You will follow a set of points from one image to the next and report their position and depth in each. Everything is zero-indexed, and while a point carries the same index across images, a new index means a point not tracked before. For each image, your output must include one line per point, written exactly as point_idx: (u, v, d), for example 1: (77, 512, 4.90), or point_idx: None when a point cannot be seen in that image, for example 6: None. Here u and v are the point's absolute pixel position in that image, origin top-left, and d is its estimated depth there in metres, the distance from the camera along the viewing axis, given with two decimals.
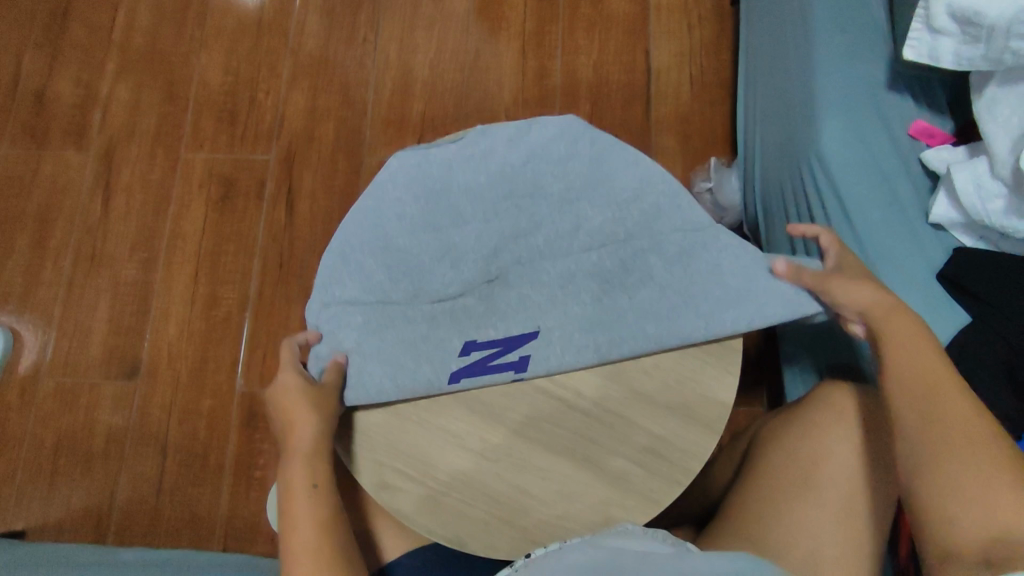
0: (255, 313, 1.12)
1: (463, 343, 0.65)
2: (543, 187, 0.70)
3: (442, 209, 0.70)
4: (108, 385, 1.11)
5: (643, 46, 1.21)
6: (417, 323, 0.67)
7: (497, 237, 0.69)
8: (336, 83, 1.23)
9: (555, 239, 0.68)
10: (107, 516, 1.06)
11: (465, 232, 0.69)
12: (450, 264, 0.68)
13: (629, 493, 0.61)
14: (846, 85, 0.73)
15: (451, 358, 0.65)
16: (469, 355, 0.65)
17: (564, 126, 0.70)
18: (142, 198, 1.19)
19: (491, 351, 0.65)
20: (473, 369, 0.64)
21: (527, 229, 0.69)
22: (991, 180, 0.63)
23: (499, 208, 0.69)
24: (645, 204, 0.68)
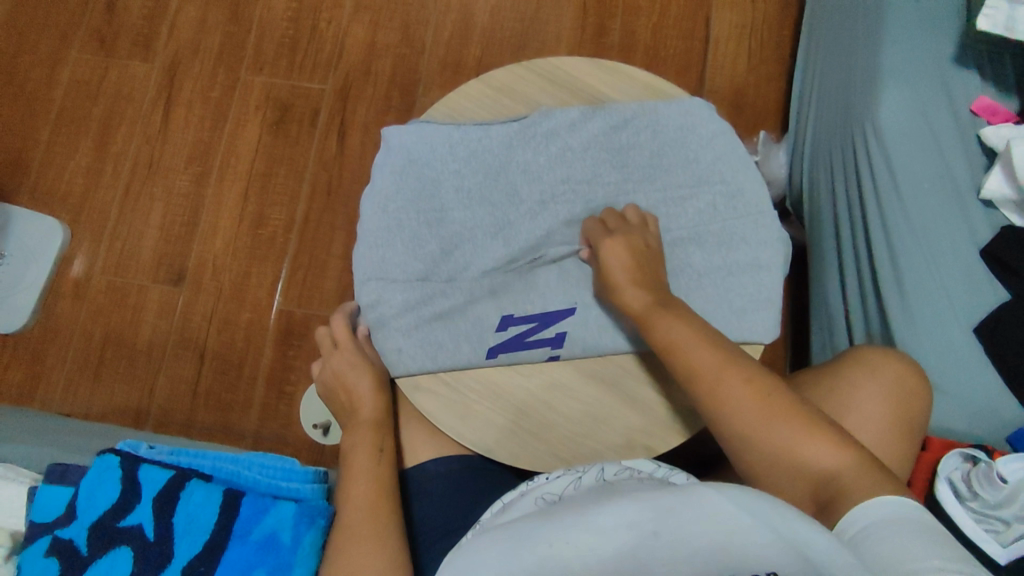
0: (299, 235, 1.16)
1: (500, 318, 0.66)
2: (601, 176, 0.68)
3: (495, 184, 0.69)
4: (155, 289, 1.16)
5: (705, 13, 1.20)
6: (455, 305, 0.67)
7: (551, 221, 0.68)
8: (397, 21, 1.24)
9: (602, 217, 0.67)
10: (144, 411, 1.12)
11: (513, 202, 0.69)
12: (492, 236, 0.68)
13: (653, 422, 0.63)
14: (912, 53, 0.73)
15: (489, 334, 0.66)
16: (506, 331, 0.65)
17: (629, 113, 0.69)
18: (201, 114, 1.23)
19: (527, 327, 0.65)
20: (511, 342, 0.65)
21: (574, 204, 0.68)
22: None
23: (549, 184, 0.69)
24: (698, 192, 0.67)
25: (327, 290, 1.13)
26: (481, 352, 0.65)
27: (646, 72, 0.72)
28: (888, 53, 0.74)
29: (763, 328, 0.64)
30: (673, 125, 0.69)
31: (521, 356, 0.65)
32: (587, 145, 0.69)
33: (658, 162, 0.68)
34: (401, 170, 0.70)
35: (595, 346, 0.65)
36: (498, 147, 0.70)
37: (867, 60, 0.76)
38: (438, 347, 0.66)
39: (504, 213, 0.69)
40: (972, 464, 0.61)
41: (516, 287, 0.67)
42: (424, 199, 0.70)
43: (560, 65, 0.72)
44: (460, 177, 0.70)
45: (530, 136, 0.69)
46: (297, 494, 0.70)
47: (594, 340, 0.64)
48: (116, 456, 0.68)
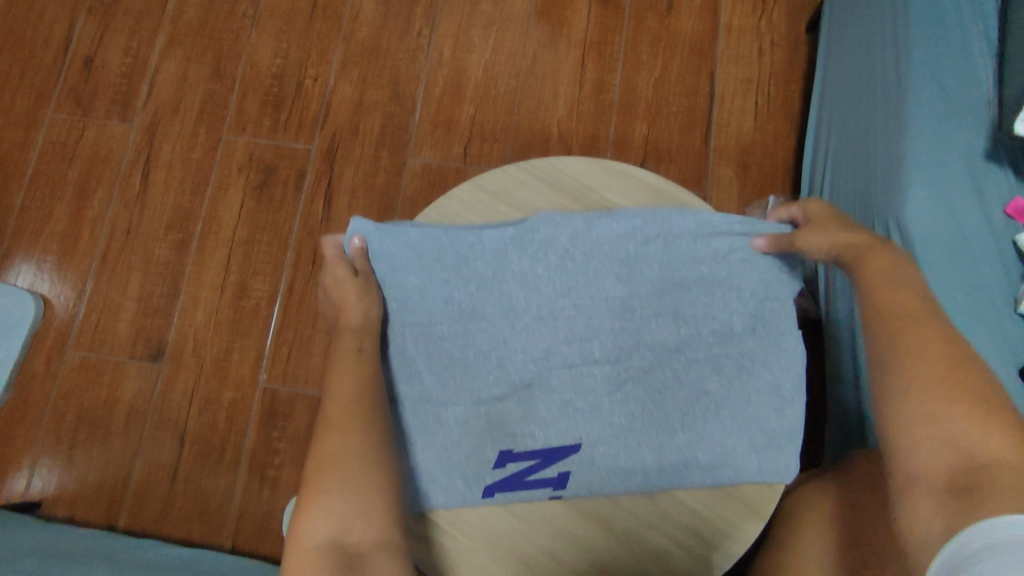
0: (284, 307, 1.10)
1: (497, 453, 0.60)
2: (605, 288, 0.62)
3: (490, 300, 0.63)
4: (132, 365, 1.10)
5: (709, 68, 1.15)
6: (446, 434, 0.61)
7: (549, 339, 0.62)
8: (386, 77, 1.19)
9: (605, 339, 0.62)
10: (120, 497, 1.05)
11: (510, 320, 0.63)
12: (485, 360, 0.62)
13: (665, 573, 0.57)
14: (938, 149, 0.68)
15: (485, 471, 0.59)
16: (504, 468, 0.59)
17: (637, 219, 0.62)
18: (181, 177, 1.17)
19: (528, 465, 0.59)
20: (508, 484, 0.59)
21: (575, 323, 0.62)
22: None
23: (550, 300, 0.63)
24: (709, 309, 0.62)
25: (313, 367, 1.07)
26: (477, 490, 0.59)
27: (652, 173, 0.66)
28: (915, 147, 0.68)
29: (783, 466, 0.58)
30: (688, 232, 0.61)
31: (520, 498, 0.59)
32: (589, 254, 0.62)
33: (669, 274, 0.62)
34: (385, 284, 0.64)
35: (599, 486, 0.58)
36: (491, 257, 0.63)
37: (888, 151, 0.71)
38: (429, 485, 0.59)
39: (500, 332, 0.63)
40: None
41: (513, 416, 0.61)
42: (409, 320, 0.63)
43: (561, 168, 0.66)
44: (450, 289, 0.63)
45: (528, 244, 0.63)
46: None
47: (599, 478, 0.58)
48: None
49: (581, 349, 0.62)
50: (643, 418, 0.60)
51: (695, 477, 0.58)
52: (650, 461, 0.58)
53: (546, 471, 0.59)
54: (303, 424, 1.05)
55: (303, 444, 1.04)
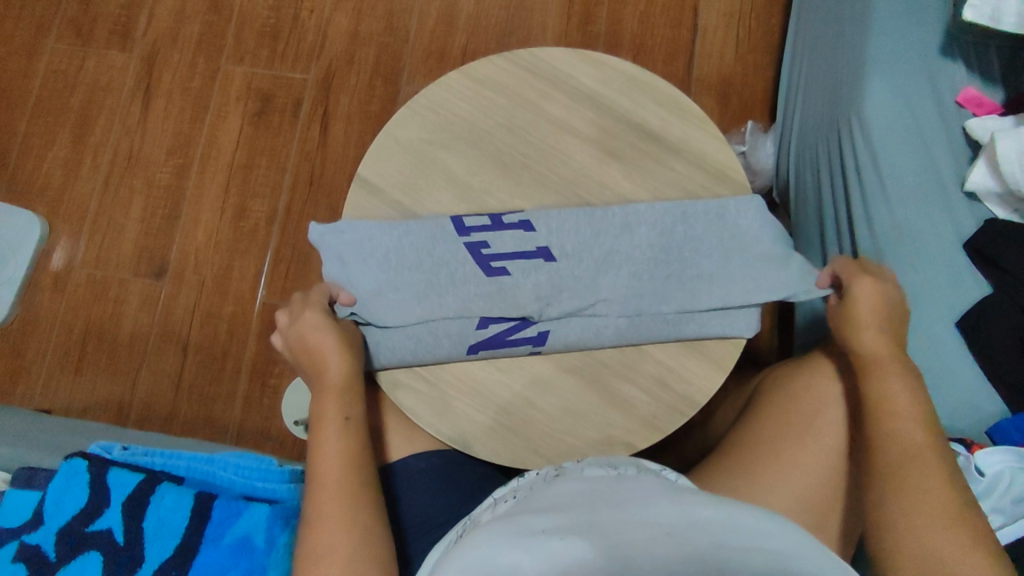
0: (282, 229, 1.14)
1: (480, 316, 0.64)
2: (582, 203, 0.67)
3: (479, 183, 0.68)
4: (136, 282, 1.14)
5: (693, 2, 1.18)
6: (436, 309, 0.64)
7: (530, 215, 0.66)
8: (381, 9, 1.22)
9: (592, 266, 0.65)
10: (126, 406, 1.11)
11: (494, 197, 0.67)
12: (478, 291, 0.64)
13: (631, 418, 0.63)
14: (898, 44, 0.72)
15: (468, 331, 0.64)
16: (486, 328, 0.64)
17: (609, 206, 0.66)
18: (181, 105, 1.21)
19: (510, 325, 0.64)
20: (491, 342, 0.64)
21: (562, 235, 0.65)
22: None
23: (531, 178, 0.68)
24: (690, 227, 0.65)
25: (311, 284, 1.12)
26: (462, 347, 0.64)
27: (626, 63, 0.70)
28: (875, 47, 0.72)
29: (742, 323, 0.64)
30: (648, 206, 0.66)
31: (502, 353, 0.64)
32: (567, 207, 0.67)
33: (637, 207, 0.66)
34: (378, 163, 0.68)
35: (576, 342, 0.64)
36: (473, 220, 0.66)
37: (853, 52, 0.75)
38: (419, 343, 0.64)
39: (489, 246, 0.66)
40: (951, 458, 0.61)
41: (500, 287, 0.64)
42: (400, 219, 0.66)
43: (543, 57, 0.70)
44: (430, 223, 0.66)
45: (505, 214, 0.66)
46: (274, 495, 0.67)
47: (576, 336, 0.64)
48: (84, 460, 0.65)
49: (564, 227, 0.65)
50: (619, 305, 0.64)
51: (663, 334, 0.64)
52: (622, 321, 0.64)
53: (527, 331, 0.64)
54: None
55: None
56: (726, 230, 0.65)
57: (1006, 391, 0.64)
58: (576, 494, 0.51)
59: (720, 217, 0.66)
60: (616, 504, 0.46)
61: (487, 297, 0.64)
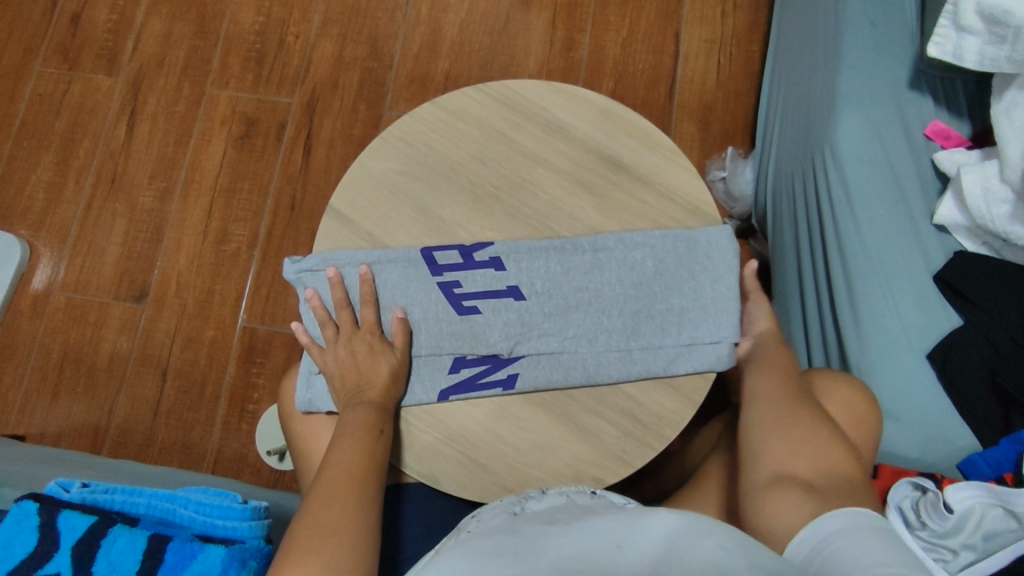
0: (263, 253, 1.14)
1: (452, 360, 0.64)
2: (551, 236, 0.67)
3: (452, 215, 0.68)
4: (116, 306, 1.14)
5: (674, 29, 1.20)
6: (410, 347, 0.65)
7: (500, 248, 0.66)
8: (365, 35, 1.23)
9: (563, 305, 0.65)
10: (104, 431, 1.09)
11: (466, 229, 0.67)
12: (449, 328, 0.65)
13: (600, 452, 0.62)
14: (868, 77, 0.73)
15: (441, 375, 0.64)
16: (458, 372, 0.64)
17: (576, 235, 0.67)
18: (165, 128, 1.21)
19: (482, 368, 0.64)
20: (462, 387, 0.64)
21: (532, 271, 0.66)
22: (998, 185, 0.63)
23: (502, 209, 0.68)
24: (660, 262, 0.66)
25: (291, 307, 1.11)
26: (435, 393, 0.64)
27: (598, 95, 0.71)
28: (845, 81, 0.73)
29: (714, 357, 0.64)
30: (615, 237, 0.66)
31: (472, 397, 0.63)
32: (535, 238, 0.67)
33: (607, 240, 0.66)
34: (350, 195, 0.69)
35: (545, 379, 0.63)
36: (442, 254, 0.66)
37: (824, 85, 0.76)
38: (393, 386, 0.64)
39: (461, 285, 0.66)
40: (922, 493, 0.60)
41: (471, 326, 0.65)
42: (377, 252, 0.67)
43: (514, 89, 0.71)
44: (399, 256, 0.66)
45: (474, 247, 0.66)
46: (234, 534, 0.57)
47: (545, 374, 0.64)
48: (37, 502, 0.54)
49: (533, 262, 0.66)
50: (588, 342, 0.64)
51: (633, 371, 0.63)
52: (592, 359, 0.64)
53: (497, 374, 0.64)
54: (281, 359, 1.10)
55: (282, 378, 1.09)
56: (696, 265, 0.66)
57: (975, 423, 0.63)
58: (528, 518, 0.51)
59: (690, 250, 0.66)
60: (568, 526, 0.46)
61: (459, 336, 0.65)
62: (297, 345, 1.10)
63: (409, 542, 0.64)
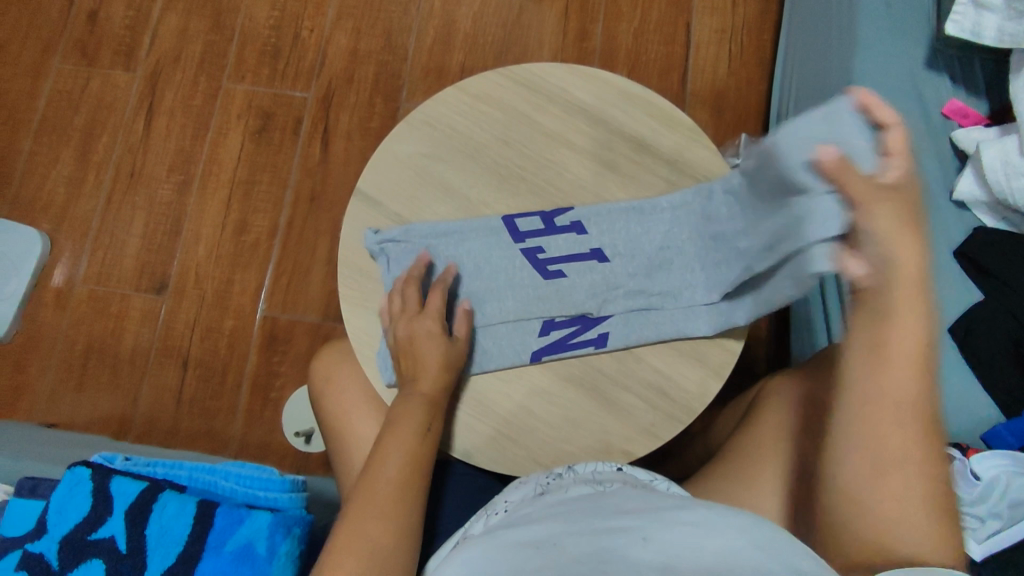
0: (283, 244, 1.15)
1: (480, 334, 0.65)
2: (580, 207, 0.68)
3: (479, 195, 0.69)
4: (137, 298, 1.15)
5: (685, 19, 1.21)
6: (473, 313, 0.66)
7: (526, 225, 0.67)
8: (379, 28, 1.24)
9: (659, 266, 0.66)
10: (127, 421, 1.11)
11: (491, 209, 0.69)
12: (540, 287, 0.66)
13: (630, 425, 0.64)
14: (884, 57, 0.74)
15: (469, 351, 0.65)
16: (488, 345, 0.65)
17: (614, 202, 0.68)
18: (183, 122, 1.23)
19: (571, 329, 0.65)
20: (554, 349, 0.65)
21: (616, 234, 0.67)
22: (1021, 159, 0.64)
23: (527, 189, 0.69)
24: (693, 231, 0.67)
25: (311, 297, 1.13)
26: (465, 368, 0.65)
27: (619, 77, 0.72)
28: (862, 61, 0.74)
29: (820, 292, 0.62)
30: (651, 205, 0.68)
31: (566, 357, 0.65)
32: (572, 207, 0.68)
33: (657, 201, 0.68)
34: (378, 177, 0.70)
35: (637, 334, 0.65)
36: (475, 228, 0.67)
37: (840, 66, 0.77)
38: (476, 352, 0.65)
39: (492, 261, 0.67)
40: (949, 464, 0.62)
41: (500, 303, 0.66)
42: (470, 224, 0.68)
43: (536, 72, 0.72)
44: (431, 232, 0.68)
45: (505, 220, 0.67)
46: (274, 505, 0.64)
47: (639, 329, 0.65)
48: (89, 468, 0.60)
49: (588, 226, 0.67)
50: (671, 297, 0.65)
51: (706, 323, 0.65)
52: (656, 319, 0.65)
53: (588, 333, 0.65)
54: (302, 348, 1.11)
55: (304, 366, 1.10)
56: None
57: (997, 393, 0.64)
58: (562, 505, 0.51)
59: None
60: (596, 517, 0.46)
61: (551, 296, 0.65)
62: (318, 334, 1.11)
63: (441, 519, 0.65)
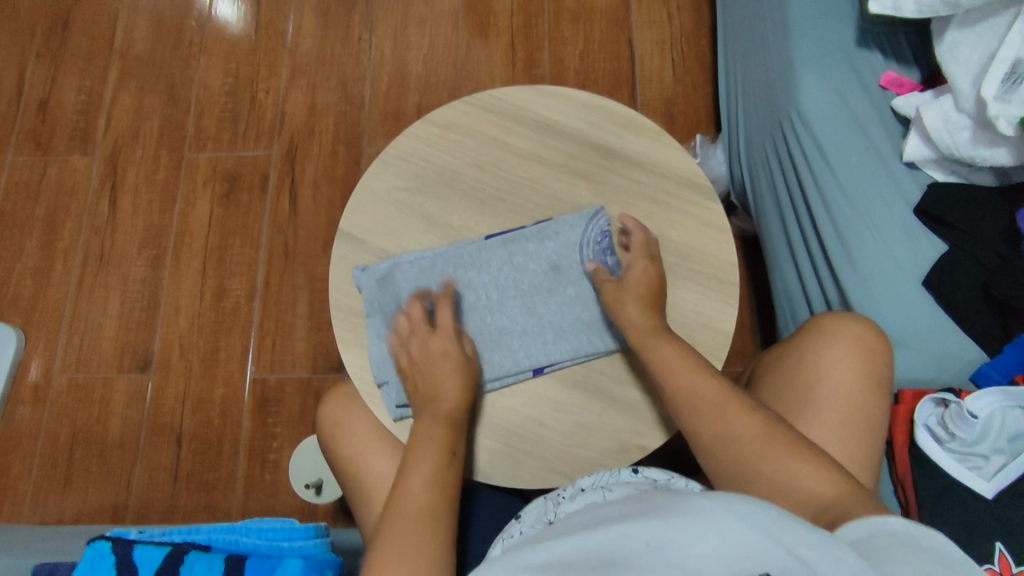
0: (262, 303, 1.14)
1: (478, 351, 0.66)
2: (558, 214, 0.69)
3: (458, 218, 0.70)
4: (121, 380, 1.13)
5: (626, 35, 1.26)
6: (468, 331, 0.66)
7: (508, 239, 0.68)
8: (334, 81, 1.27)
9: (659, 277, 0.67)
10: (123, 507, 1.07)
11: (473, 232, 0.70)
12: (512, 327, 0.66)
13: (641, 421, 0.64)
14: (819, 41, 0.79)
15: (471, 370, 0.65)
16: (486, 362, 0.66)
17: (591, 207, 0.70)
18: (148, 198, 1.22)
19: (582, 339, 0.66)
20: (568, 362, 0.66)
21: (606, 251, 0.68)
22: (957, 115, 0.67)
23: (505, 208, 0.70)
24: (670, 227, 0.69)
25: (298, 352, 1.11)
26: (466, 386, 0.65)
27: (580, 91, 0.74)
28: (800, 49, 0.79)
29: None
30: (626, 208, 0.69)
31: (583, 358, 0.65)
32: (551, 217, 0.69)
33: (632, 202, 0.70)
34: (358, 216, 0.71)
35: None
36: (457, 249, 0.68)
37: (781, 55, 0.82)
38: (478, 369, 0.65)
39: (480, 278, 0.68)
40: (944, 407, 0.63)
41: (496, 319, 0.67)
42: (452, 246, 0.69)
43: (499, 96, 0.74)
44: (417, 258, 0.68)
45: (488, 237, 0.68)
46: (302, 552, 0.65)
47: None
48: (109, 541, 0.62)
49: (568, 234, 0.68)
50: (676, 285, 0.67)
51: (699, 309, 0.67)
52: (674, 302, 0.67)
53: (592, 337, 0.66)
54: (295, 405, 1.09)
55: (299, 423, 1.08)
56: None
57: (976, 336, 0.67)
58: (557, 522, 0.49)
59: None
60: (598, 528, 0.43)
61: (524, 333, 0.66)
62: (309, 388, 1.10)
63: (465, 546, 0.64)
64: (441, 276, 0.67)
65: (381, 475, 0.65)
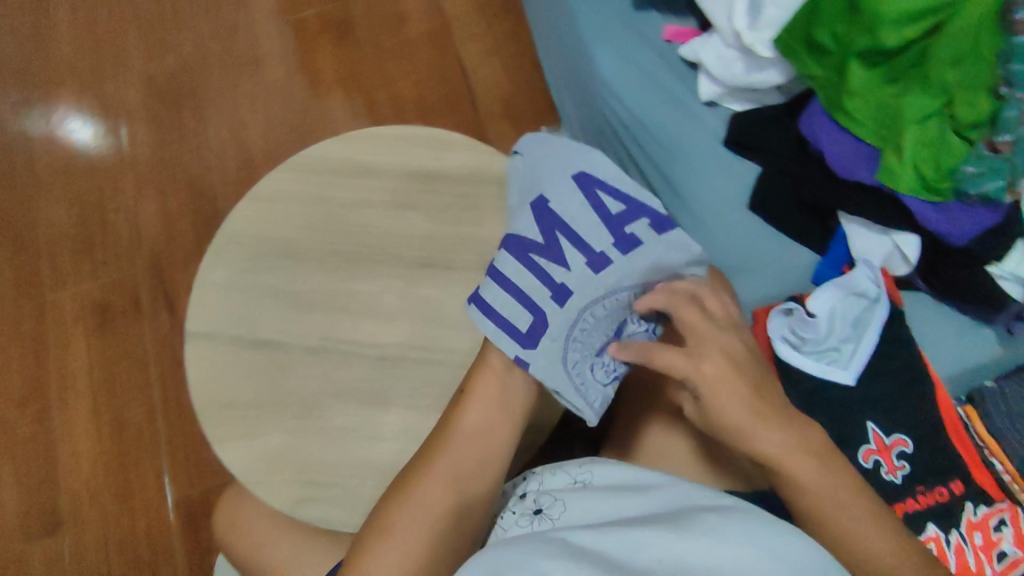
0: (167, 422, 1.10)
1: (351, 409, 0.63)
2: (394, 246, 0.68)
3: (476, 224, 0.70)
4: (35, 546, 1.06)
5: (452, 57, 1.29)
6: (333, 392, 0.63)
7: (349, 285, 0.67)
8: (183, 180, 1.24)
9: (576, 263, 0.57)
10: None
11: (312, 294, 0.67)
12: (497, 302, 0.56)
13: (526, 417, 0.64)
14: (602, 11, 0.80)
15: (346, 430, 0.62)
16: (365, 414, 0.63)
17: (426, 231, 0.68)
18: (16, 350, 1.16)
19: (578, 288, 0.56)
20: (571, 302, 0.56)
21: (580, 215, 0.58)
22: (726, 51, 0.70)
23: (343, 259, 0.67)
24: (506, 229, 0.68)
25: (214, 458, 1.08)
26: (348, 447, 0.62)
27: (388, 126, 0.73)
28: (585, 23, 0.80)
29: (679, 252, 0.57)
30: (460, 223, 0.68)
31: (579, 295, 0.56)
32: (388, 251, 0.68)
33: (462, 214, 0.69)
34: (201, 313, 0.66)
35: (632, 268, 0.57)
36: (298, 313, 0.66)
37: (575, 34, 0.83)
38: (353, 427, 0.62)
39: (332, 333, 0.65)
40: (790, 314, 0.64)
41: (359, 371, 0.64)
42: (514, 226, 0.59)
43: (310, 154, 0.71)
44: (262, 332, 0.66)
45: (326, 291, 0.67)
46: None
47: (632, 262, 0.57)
48: None
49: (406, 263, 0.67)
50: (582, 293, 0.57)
51: None
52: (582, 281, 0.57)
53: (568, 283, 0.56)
54: None
55: None
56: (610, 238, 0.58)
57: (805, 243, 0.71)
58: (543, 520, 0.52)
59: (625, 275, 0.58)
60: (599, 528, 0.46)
61: (524, 298, 0.56)
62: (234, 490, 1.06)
63: None
64: (289, 345, 0.65)
65: (286, 565, 0.62)
